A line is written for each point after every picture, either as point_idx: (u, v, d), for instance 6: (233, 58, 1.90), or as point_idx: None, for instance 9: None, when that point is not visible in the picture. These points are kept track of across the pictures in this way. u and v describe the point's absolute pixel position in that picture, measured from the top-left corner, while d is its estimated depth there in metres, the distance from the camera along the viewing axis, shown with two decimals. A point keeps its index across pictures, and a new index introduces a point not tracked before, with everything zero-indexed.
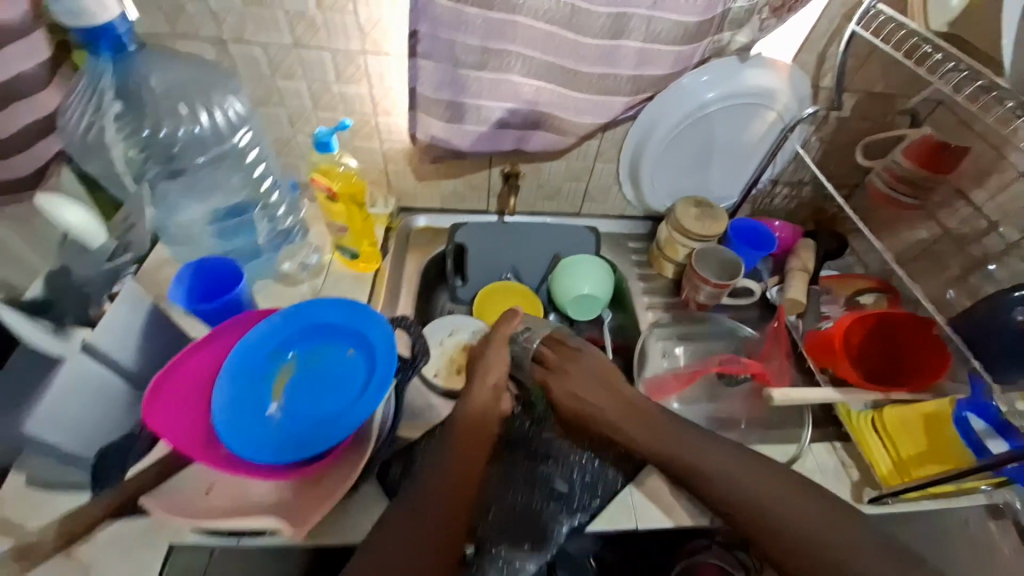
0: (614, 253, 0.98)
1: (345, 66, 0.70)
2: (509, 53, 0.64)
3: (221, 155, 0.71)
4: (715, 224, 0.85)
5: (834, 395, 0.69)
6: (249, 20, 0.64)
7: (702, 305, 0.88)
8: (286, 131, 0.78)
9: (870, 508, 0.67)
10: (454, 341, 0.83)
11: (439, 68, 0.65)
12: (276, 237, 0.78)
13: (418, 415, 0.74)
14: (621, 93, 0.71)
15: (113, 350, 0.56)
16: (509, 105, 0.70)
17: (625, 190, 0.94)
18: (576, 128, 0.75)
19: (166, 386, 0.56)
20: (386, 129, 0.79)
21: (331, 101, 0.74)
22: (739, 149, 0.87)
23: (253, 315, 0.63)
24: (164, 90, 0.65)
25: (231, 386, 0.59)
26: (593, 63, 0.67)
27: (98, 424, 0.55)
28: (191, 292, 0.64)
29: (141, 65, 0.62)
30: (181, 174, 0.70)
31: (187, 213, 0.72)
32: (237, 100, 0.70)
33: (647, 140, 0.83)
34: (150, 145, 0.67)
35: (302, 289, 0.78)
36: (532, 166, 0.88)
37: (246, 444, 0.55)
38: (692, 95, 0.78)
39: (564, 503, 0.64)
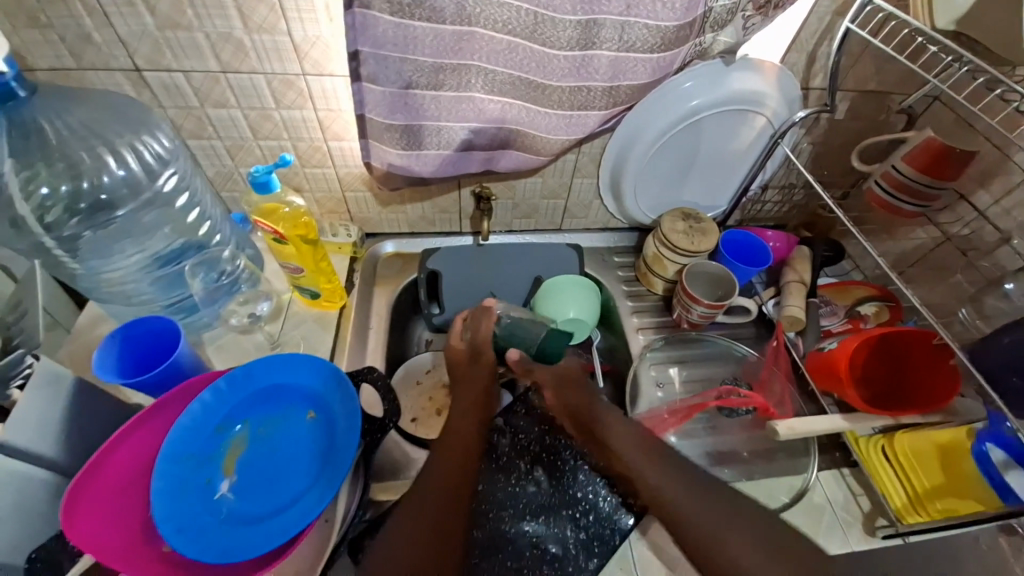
0: (600, 270, 0.92)
1: (284, 91, 0.62)
2: (468, 69, 0.57)
3: (146, 204, 0.63)
4: (705, 239, 0.79)
5: (841, 423, 0.65)
6: (165, 46, 0.56)
7: (695, 325, 0.82)
8: (227, 165, 0.70)
9: (884, 543, 0.63)
10: (432, 380, 0.78)
11: (388, 92, 0.57)
12: (216, 292, 0.69)
13: (394, 472, 0.67)
14: (595, 107, 0.64)
15: (27, 445, 0.48)
16: (472, 126, 0.63)
17: (607, 204, 0.87)
18: (549, 146, 0.69)
19: (92, 485, 0.48)
20: (339, 155, 0.71)
21: (274, 129, 0.66)
22: (729, 156, 0.81)
23: (196, 385, 0.56)
24: (63, 136, 0.56)
25: (169, 471, 0.50)
26: (563, 77, 0.60)
27: (17, 531, 0.48)
28: (122, 362, 0.56)
29: (35, 112, 0.54)
30: (106, 224, 0.62)
31: (119, 266, 0.63)
32: (157, 138, 0.61)
33: (628, 152, 0.77)
34: (55, 202, 0.58)
35: (258, 338, 0.70)
36: (504, 184, 0.81)
37: (188, 539, 0.47)
38: (673, 103, 0.71)
39: (557, 567, 0.58)
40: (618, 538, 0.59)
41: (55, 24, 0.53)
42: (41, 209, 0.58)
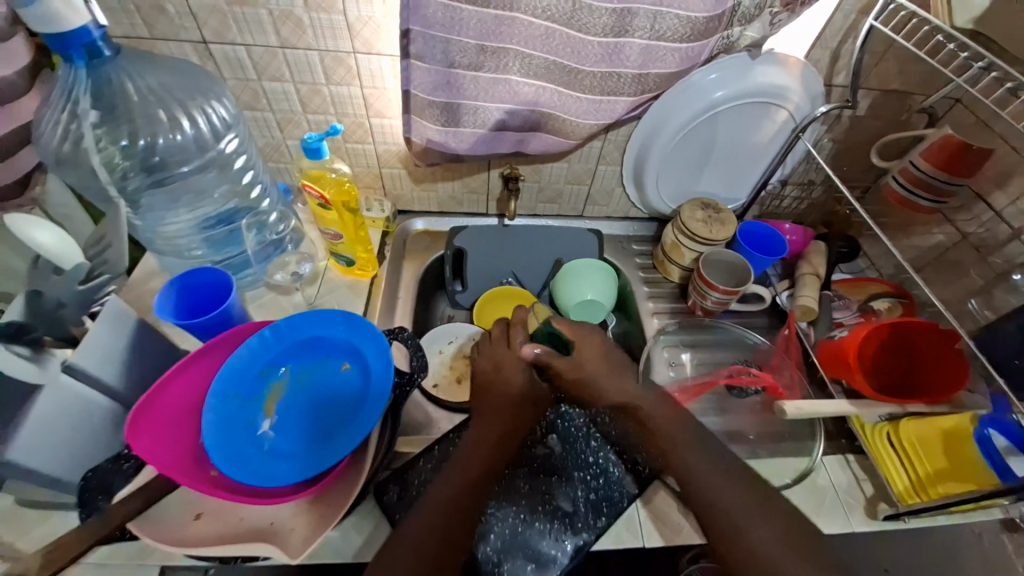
0: (618, 256, 0.95)
1: (335, 68, 0.67)
2: (507, 52, 0.61)
3: (205, 165, 0.68)
4: (723, 228, 0.82)
5: (847, 407, 0.66)
6: (232, 20, 0.61)
7: (708, 312, 0.85)
8: (276, 136, 0.75)
9: (884, 525, 0.65)
10: (453, 350, 0.82)
11: (432, 70, 0.62)
12: (265, 249, 0.74)
13: (416, 430, 0.71)
14: (624, 94, 0.68)
15: (94, 370, 0.54)
16: (507, 107, 0.67)
17: (628, 192, 0.91)
18: (578, 130, 0.72)
19: (150, 411, 0.53)
20: (380, 131, 0.76)
21: (322, 104, 0.71)
22: (751, 149, 0.83)
23: (244, 330, 0.61)
24: (142, 96, 0.62)
25: (219, 406, 0.56)
26: (596, 63, 0.64)
27: (82, 449, 0.53)
28: (178, 306, 0.62)
29: (119, 72, 0.59)
30: (168, 181, 0.67)
31: (175, 221, 0.69)
32: (221, 104, 0.66)
33: (653, 141, 0.80)
34: (129, 157, 0.64)
35: (295, 299, 0.75)
36: (531, 168, 0.85)
37: (235, 466, 0.53)
38: (699, 94, 0.74)
39: (567, 522, 0.61)
40: (627, 499, 0.62)
41: None
42: (113, 162, 0.63)
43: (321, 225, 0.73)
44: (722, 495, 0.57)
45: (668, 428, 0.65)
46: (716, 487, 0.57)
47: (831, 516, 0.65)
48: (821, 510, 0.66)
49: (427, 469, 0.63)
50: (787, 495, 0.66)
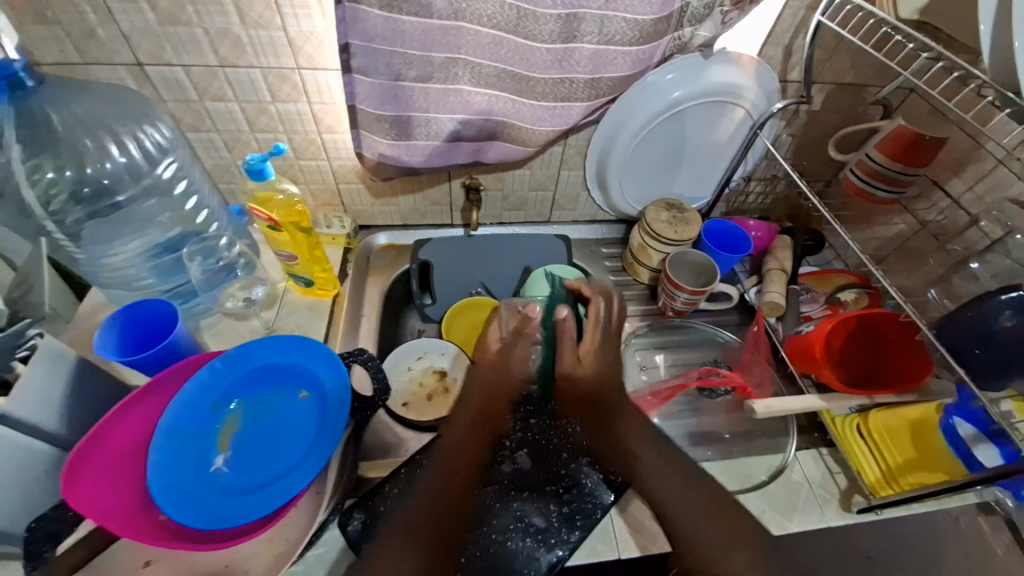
0: (587, 260, 0.94)
1: (280, 85, 0.64)
2: (456, 63, 0.60)
3: (143, 193, 0.66)
4: (688, 228, 0.81)
5: (817, 402, 0.66)
6: (165, 41, 0.58)
7: (680, 312, 0.84)
8: (224, 157, 0.73)
9: (858, 517, 0.64)
10: (423, 367, 0.80)
11: (378, 84, 0.60)
12: (214, 277, 0.71)
13: (386, 452, 0.69)
14: (578, 99, 0.67)
15: (31, 418, 0.50)
16: (460, 118, 0.66)
17: (593, 196, 0.90)
18: (535, 137, 0.71)
19: (89, 457, 0.50)
20: (333, 147, 0.74)
21: (269, 122, 0.69)
22: (711, 148, 0.83)
23: (193, 363, 0.58)
24: (68, 125, 0.59)
25: (167, 445, 0.53)
26: (546, 69, 0.62)
27: (21, 500, 0.50)
28: (122, 341, 0.59)
29: (41, 102, 0.56)
30: (106, 211, 0.64)
31: (119, 251, 0.66)
32: (157, 128, 0.64)
33: (613, 144, 0.79)
34: (59, 188, 0.61)
35: (253, 324, 0.73)
36: (493, 176, 0.84)
37: (184, 509, 0.50)
38: (655, 95, 0.74)
39: (541, 539, 0.59)
40: (600, 511, 0.60)
41: (61, 20, 0.55)
42: (47, 196, 0.60)
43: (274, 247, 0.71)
44: (679, 497, 0.63)
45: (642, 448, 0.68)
46: (671, 497, 0.63)
47: (807, 511, 0.65)
48: (796, 506, 0.65)
49: (394, 495, 0.60)
50: (763, 494, 0.66)
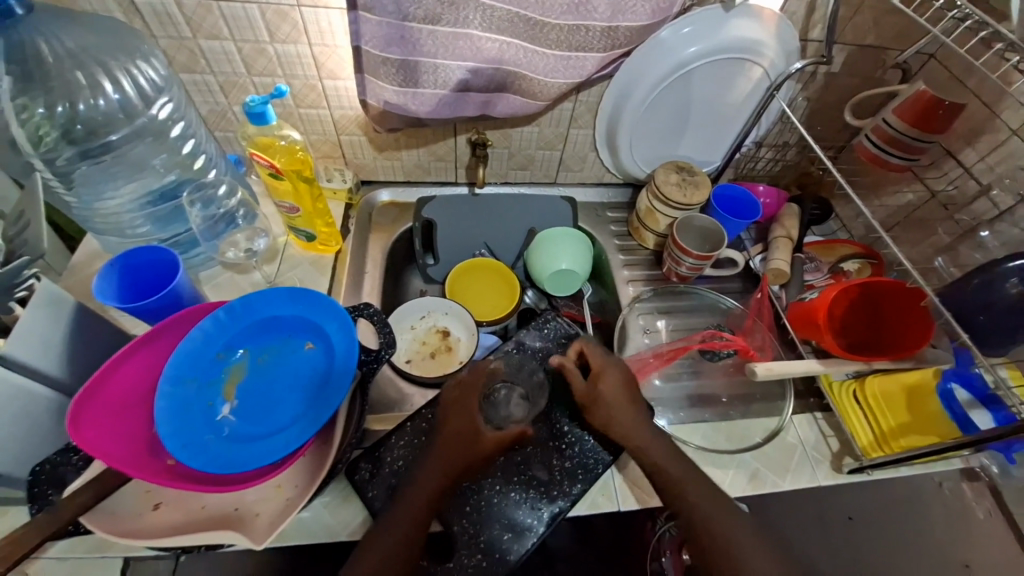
0: (592, 224, 0.93)
1: (279, 23, 0.61)
2: (466, 4, 0.56)
3: (137, 134, 0.63)
4: (697, 192, 0.79)
5: (816, 366, 0.67)
6: None
7: (683, 278, 0.84)
8: (220, 102, 0.69)
9: (849, 477, 0.67)
10: (426, 325, 0.80)
11: (385, 23, 0.57)
12: (215, 224, 0.69)
13: (390, 407, 0.70)
14: (594, 49, 0.64)
15: (33, 360, 0.49)
16: (469, 66, 0.63)
17: (602, 157, 0.88)
18: (546, 90, 0.69)
19: (93, 401, 0.49)
20: (335, 95, 0.70)
21: (268, 65, 0.65)
22: (724, 109, 0.81)
23: (196, 311, 0.57)
24: (57, 57, 0.55)
25: (174, 392, 0.52)
26: (563, 15, 0.59)
27: (26, 442, 0.50)
28: (123, 288, 0.57)
29: (30, 30, 0.53)
30: (100, 153, 0.61)
31: (113, 197, 0.64)
32: (150, 64, 0.60)
33: (625, 102, 0.77)
34: (50, 123, 0.57)
35: (254, 277, 0.71)
36: (500, 132, 0.81)
37: (193, 454, 0.50)
38: (670, 51, 0.71)
39: (544, 491, 0.61)
40: (603, 466, 0.62)
41: None
42: (39, 135, 0.57)
43: (275, 198, 0.69)
44: (704, 501, 0.54)
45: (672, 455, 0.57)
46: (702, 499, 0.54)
47: (799, 471, 0.67)
48: (789, 466, 0.67)
49: (400, 446, 0.61)
50: (758, 454, 0.68)
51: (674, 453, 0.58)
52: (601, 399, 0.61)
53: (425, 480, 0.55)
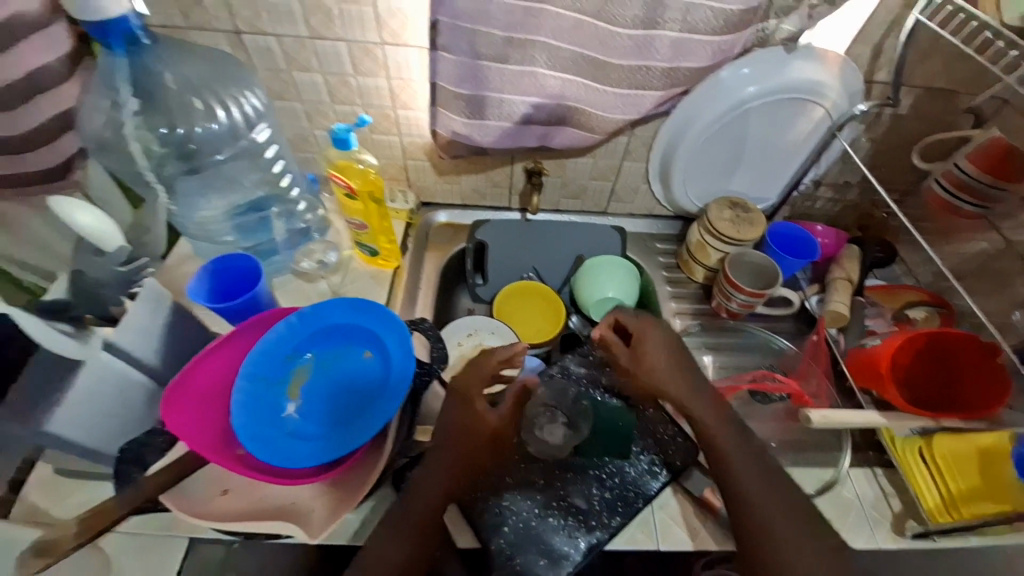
0: (641, 255, 0.93)
1: (363, 59, 0.67)
2: (534, 44, 0.60)
3: (237, 154, 0.70)
4: (752, 229, 0.79)
5: (877, 419, 0.64)
6: (264, 12, 0.61)
7: (733, 315, 0.83)
8: (304, 127, 0.76)
9: (912, 543, 0.62)
10: (473, 343, 0.82)
11: (459, 62, 0.62)
12: (296, 237, 0.77)
13: (435, 420, 0.72)
14: (653, 88, 0.66)
15: (133, 349, 0.55)
16: (533, 100, 0.67)
17: (653, 189, 0.89)
18: (604, 125, 0.71)
19: (183, 390, 0.55)
20: (406, 123, 0.76)
21: (349, 95, 0.72)
22: (781, 148, 0.81)
23: (274, 315, 0.62)
24: (178, 84, 0.63)
25: (248, 387, 0.57)
26: (625, 55, 0.62)
27: (120, 423, 0.55)
28: (212, 290, 0.64)
29: (156, 62, 0.60)
30: (202, 169, 0.69)
31: (208, 209, 0.71)
32: (254, 94, 0.68)
33: (681, 138, 0.78)
34: (167, 143, 0.66)
35: (320, 287, 0.77)
36: (556, 162, 0.84)
37: (260, 446, 0.54)
38: (729, 90, 0.72)
39: (582, 520, 0.61)
40: (643, 501, 0.62)
41: None
42: (151, 149, 0.66)
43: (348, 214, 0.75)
44: (750, 479, 0.56)
45: (718, 431, 0.60)
46: (751, 479, 0.56)
47: (856, 529, 0.63)
48: (844, 523, 0.64)
49: None
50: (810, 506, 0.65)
51: (720, 430, 0.60)
52: (646, 368, 0.66)
53: (429, 488, 0.57)
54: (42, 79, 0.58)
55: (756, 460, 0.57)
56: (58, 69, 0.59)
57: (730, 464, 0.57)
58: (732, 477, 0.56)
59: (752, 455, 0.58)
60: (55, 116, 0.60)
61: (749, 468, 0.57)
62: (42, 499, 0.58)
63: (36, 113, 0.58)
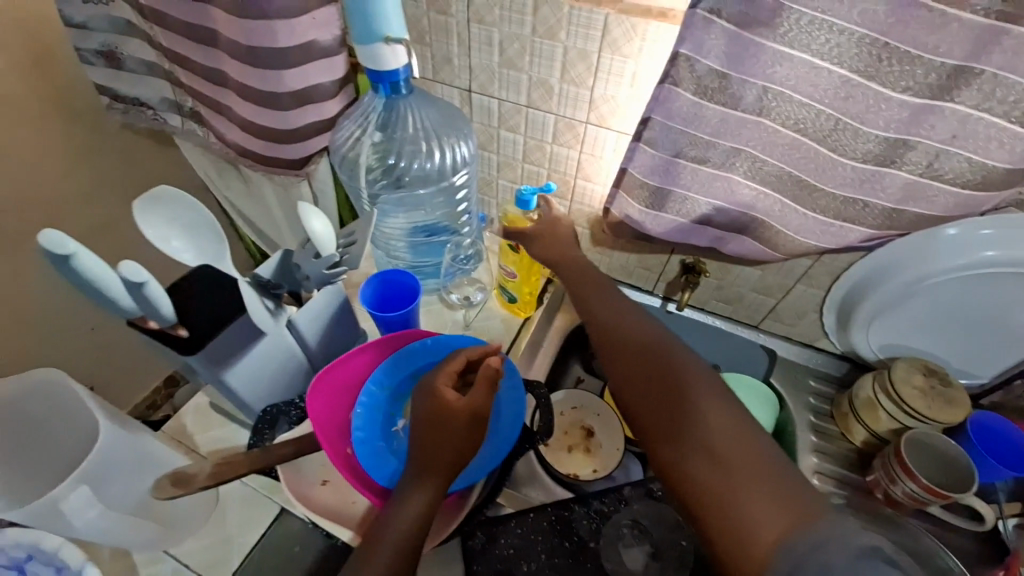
0: (788, 386, 0.83)
1: (564, 132, 0.71)
2: (739, 154, 0.59)
3: (436, 190, 0.79)
4: (947, 410, 0.66)
5: None
6: (496, 78, 0.69)
7: (890, 502, 0.67)
8: (491, 174, 0.84)
9: None
10: (574, 417, 0.79)
11: (657, 156, 0.61)
12: (454, 265, 0.81)
13: (518, 484, 0.71)
14: (864, 224, 0.60)
15: (305, 330, 0.63)
16: (717, 204, 0.65)
17: (826, 320, 0.78)
18: (790, 245, 0.66)
19: (324, 380, 0.62)
20: (581, 193, 0.79)
21: (540, 158, 0.77)
22: (1015, 327, 0.67)
23: (414, 334, 0.67)
24: (414, 126, 0.73)
25: (371, 395, 0.62)
26: (841, 185, 0.57)
27: (272, 387, 0.64)
28: (374, 296, 0.70)
29: (407, 106, 0.71)
30: (405, 194, 0.79)
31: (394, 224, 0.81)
32: (466, 144, 0.76)
33: (882, 282, 0.67)
34: (387, 169, 0.77)
35: (456, 317, 0.82)
36: (719, 265, 0.80)
37: (367, 454, 0.58)
38: (960, 251, 0.61)
39: None
40: None
41: (433, 45, 0.69)
42: (373, 168, 0.76)
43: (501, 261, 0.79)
44: (699, 441, 0.44)
45: (682, 398, 0.48)
46: (707, 444, 0.44)
47: None
48: None
49: (516, 535, 0.61)
50: None
51: (697, 398, 0.47)
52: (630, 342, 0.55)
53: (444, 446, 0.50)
54: (314, 94, 0.67)
55: (726, 422, 0.44)
56: (329, 88, 0.68)
57: (688, 436, 0.45)
58: (684, 451, 0.44)
59: (723, 423, 0.45)
60: (314, 121, 0.70)
61: (710, 433, 0.44)
62: (193, 423, 0.69)
63: (302, 117, 0.69)
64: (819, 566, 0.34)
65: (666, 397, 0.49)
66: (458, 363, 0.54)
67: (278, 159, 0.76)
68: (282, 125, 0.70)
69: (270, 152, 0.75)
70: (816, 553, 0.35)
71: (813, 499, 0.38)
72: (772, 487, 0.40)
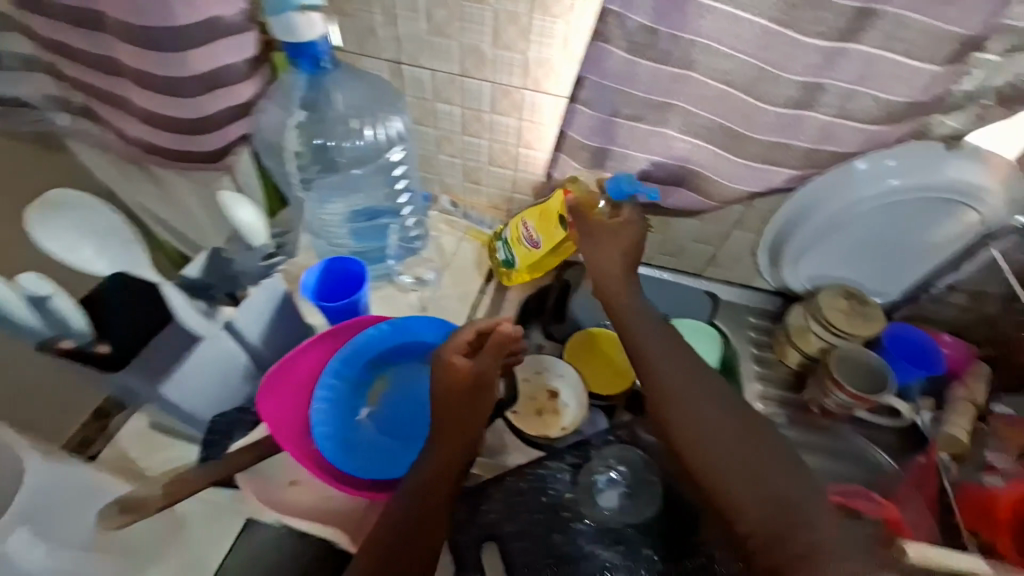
0: (731, 325, 0.88)
1: (501, 99, 0.69)
2: (671, 108, 0.60)
3: (374, 169, 0.77)
4: (864, 324, 0.75)
5: (985, 565, 0.57)
6: (425, 48, 0.66)
7: (828, 413, 0.76)
8: (432, 150, 0.79)
9: None
10: (539, 381, 0.78)
11: (595, 116, 0.62)
12: (402, 246, 0.82)
13: (493, 454, 0.72)
14: (788, 166, 0.64)
15: (246, 331, 0.59)
16: (655, 159, 0.66)
17: (759, 262, 0.83)
18: (723, 193, 0.69)
19: (275, 379, 0.59)
20: (524, 161, 0.78)
21: (479, 129, 0.74)
22: (917, 247, 0.75)
23: (367, 320, 0.66)
24: (344, 104, 0.70)
25: (331, 387, 0.60)
26: (769, 131, 0.60)
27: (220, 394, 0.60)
28: (318, 286, 0.68)
29: (332, 82, 0.66)
30: (340, 178, 0.76)
31: (331, 210, 0.77)
32: (400, 119, 0.73)
33: (804, 219, 0.73)
34: (319, 151, 0.73)
35: (411, 299, 0.80)
36: (661, 220, 0.82)
37: (333, 447, 0.57)
38: (871, 182, 0.67)
39: None
40: None
41: (353, 16, 0.64)
42: (303, 152, 0.73)
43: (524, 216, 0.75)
44: (701, 432, 0.53)
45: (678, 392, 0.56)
46: (709, 432, 0.53)
47: None
48: None
49: (496, 502, 0.64)
50: None
51: (692, 389, 0.56)
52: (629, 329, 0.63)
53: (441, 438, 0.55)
54: (224, 76, 0.61)
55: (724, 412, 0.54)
56: (241, 68, 0.62)
57: (692, 426, 0.54)
58: (688, 439, 0.53)
59: (719, 414, 0.54)
60: (226, 109, 0.64)
61: (711, 425, 0.53)
62: (137, 446, 0.64)
63: (213, 103, 0.63)
64: (803, 524, 0.45)
65: (667, 386, 0.56)
66: (467, 333, 0.58)
67: (193, 152, 0.67)
68: (192, 114, 0.63)
69: (185, 145, 0.66)
70: (797, 514, 0.46)
71: (792, 472, 0.49)
72: (756, 464, 0.49)
